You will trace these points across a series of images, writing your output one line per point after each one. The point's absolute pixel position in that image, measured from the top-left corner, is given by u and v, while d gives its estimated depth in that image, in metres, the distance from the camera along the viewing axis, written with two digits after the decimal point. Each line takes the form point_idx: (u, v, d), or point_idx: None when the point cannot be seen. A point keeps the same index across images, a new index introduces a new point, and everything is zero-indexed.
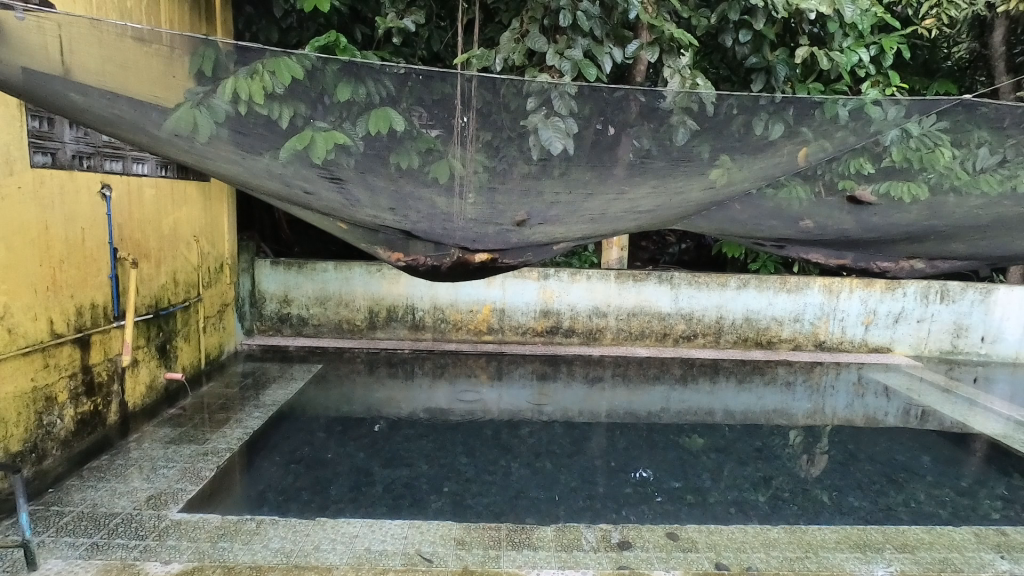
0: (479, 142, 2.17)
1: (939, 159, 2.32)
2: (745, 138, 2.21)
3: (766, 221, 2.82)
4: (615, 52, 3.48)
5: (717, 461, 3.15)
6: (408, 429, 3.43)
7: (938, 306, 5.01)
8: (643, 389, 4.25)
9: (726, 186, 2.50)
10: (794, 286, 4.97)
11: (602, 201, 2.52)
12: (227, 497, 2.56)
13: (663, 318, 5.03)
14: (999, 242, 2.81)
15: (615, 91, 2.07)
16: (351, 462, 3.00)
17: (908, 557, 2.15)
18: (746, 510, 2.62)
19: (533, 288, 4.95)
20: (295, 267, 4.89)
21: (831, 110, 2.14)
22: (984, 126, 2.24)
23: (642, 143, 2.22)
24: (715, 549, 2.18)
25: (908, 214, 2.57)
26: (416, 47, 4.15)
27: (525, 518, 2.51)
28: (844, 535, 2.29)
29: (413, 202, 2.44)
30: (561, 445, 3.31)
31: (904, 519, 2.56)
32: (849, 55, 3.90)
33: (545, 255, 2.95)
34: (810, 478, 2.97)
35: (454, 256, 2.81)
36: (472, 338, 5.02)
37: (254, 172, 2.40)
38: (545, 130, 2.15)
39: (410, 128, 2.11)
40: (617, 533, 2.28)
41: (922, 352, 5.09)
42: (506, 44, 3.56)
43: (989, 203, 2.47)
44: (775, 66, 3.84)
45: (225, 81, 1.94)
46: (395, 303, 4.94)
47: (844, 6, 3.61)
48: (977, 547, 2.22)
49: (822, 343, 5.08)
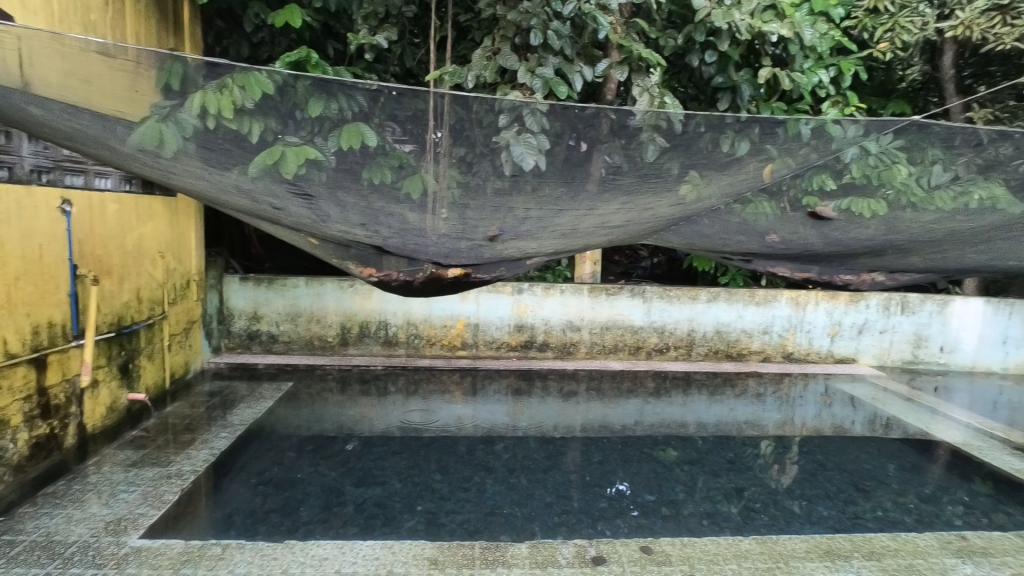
0: (452, 158, 2.18)
1: (896, 176, 2.39)
2: (712, 154, 2.28)
3: (733, 236, 2.91)
4: (586, 71, 3.57)
5: (691, 473, 3.17)
6: (381, 447, 3.38)
7: (899, 317, 5.16)
8: (617, 403, 4.27)
9: (693, 202, 2.56)
10: (762, 299, 5.09)
11: (572, 216, 2.56)
12: (191, 521, 2.48)
13: (636, 332, 5.08)
14: (951, 255, 2.95)
15: (586, 108, 2.09)
16: (321, 482, 2.94)
17: (875, 565, 2.19)
18: (719, 522, 2.64)
19: (507, 302, 4.96)
20: (265, 283, 4.81)
21: (794, 128, 2.22)
22: (937, 144, 2.31)
23: (613, 160, 2.26)
24: (688, 562, 2.18)
25: (867, 228, 2.66)
26: (388, 63, 4.17)
27: (500, 535, 2.49)
28: (813, 545, 2.32)
29: (384, 217, 2.43)
30: (535, 460, 3.30)
31: (872, 527, 2.61)
32: (810, 76, 4.04)
33: (518, 269, 2.98)
34: (781, 489, 3.01)
35: (427, 271, 2.82)
36: (446, 353, 4.99)
37: (221, 187, 2.37)
38: (517, 146, 2.15)
39: (383, 144, 2.10)
40: (592, 548, 2.27)
41: (885, 362, 5.23)
42: (477, 61, 3.56)
43: (943, 218, 2.57)
44: (740, 86, 3.99)
45: (192, 96, 1.90)
46: (367, 318, 4.89)
47: (803, 30, 3.73)
48: (940, 553, 2.27)
49: (790, 355, 5.18)
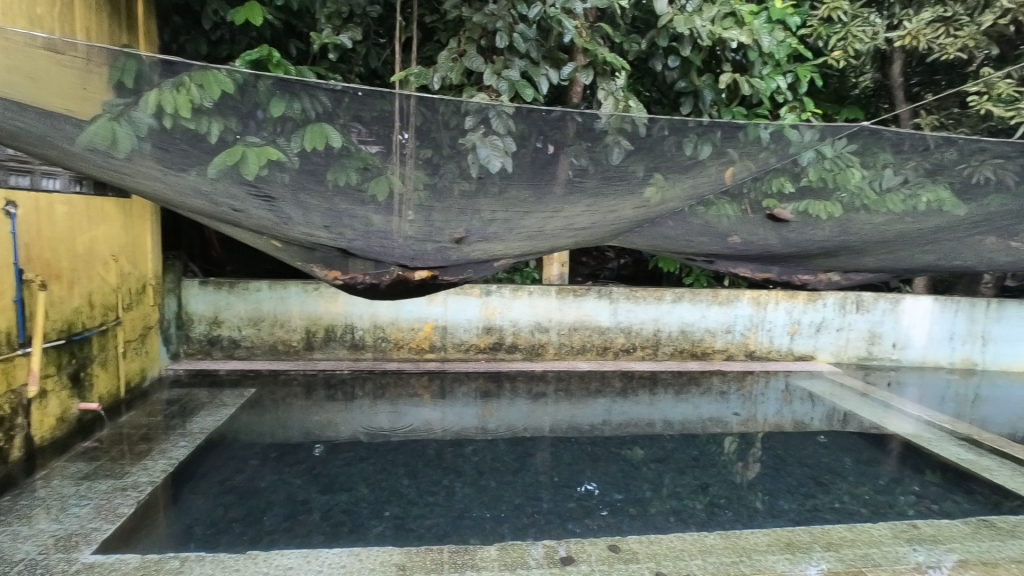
0: (419, 160, 2.17)
1: (850, 179, 2.47)
2: (675, 157, 2.33)
3: (697, 237, 2.97)
4: (551, 74, 3.59)
5: (657, 471, 3.22)
6: (347, 452, 3.33)
7: (854, 315, 5.35)
8: (585, 403, 4.30)
9: (658, 204, 2.61)
10: (725, 298, 5.20)
11: (538, 218, 2.58)
12: (149, 534, 2.39)
13: (603, 333, 5.13)
14: (901, 255, 3.09)
15: (552, 112, 2.10)
16: (286, 490, 2.87)
17: (834, 555, 2.26)
18: (684, 519, 2.69)
19: (475, 304, 4.95)
20: (226, 287, 4.68)
21: (754, 133, 2.27)
22: (888, 150, 2.39)
23: (580, 162, 2.28)
24: (655, 559, 2.21)
25: (822, 230, 2.75)
26: (353, 63, 4.12)
27: (469, 539, 2.47)
28: (774, 538, 2.38)
29: (349, 219, 2.40)
30: (504, 462, 3.29)
31: (830, 519, 2.70)
32: (768, 82, 4.15)
33: (485, 271, 2.99)
34: (744, 484, 3.08)
35: (395, 274, 2.80)
36: (414, 356, 4.95)
37: (177, 188, 2.31)
38: (483, 148, 2.14)
39: (348, 145, 2.07)
40: (562, 549, 2.28)
41: (841, 359, 5.42)
42: (443, 62, 3.54)
43: (893, 220, 2.68)
44: (702, 91, 4.08)
45: (147, 94, 1.85)
46: (333, 322, 4.81)
47: (762, 37, 3.84)
48: (893, 542, 2.36)
49: (752, 353, 5.32)
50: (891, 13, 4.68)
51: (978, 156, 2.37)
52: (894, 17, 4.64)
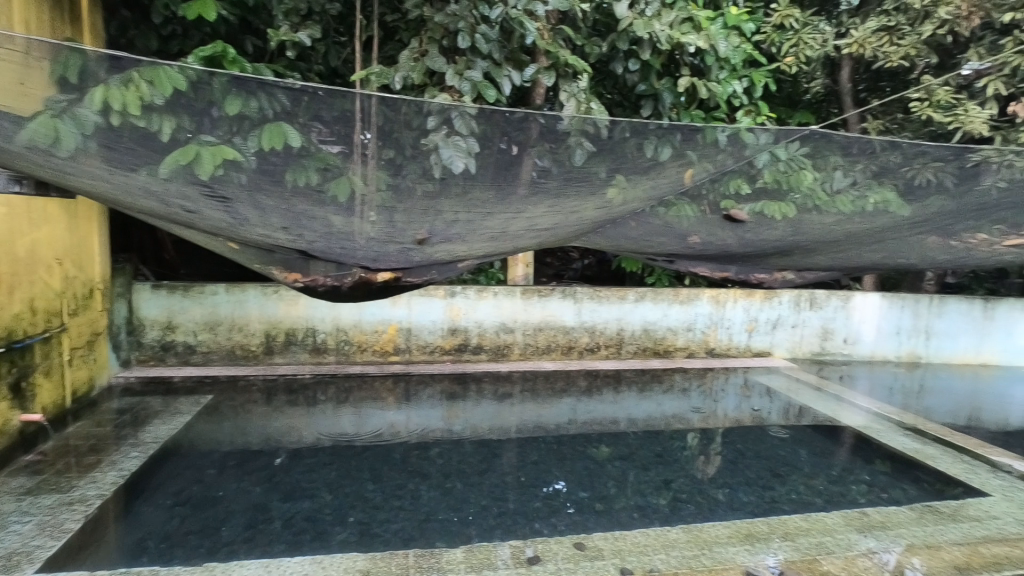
0: (381, 160, 2.15)
1: (803, 181, 2.57)
2: (636, 159, 2.37)
3: (658, 238, 3.03)
4: (514, 75, 3.60)
5: (621, 469, 3.26)
6: (309, 458, 3.26)
7: (808, 312, 5.54)
8: (551, 403, 4.33)
9: (619, 205, 2.65)
10: (685, 297, 5.32)
11: (502, 219, 2.59)
12: (98, 550, 2.29)
13: (568, 332, 5.18)
14: (850, 253, 3.22)
15: (515, 113, 2.11)
16: (245, 499, 2.79)
17: (791, 544, 2.33)
18: (648, 514, 2.74)
19: (439, 305, 4.92)
20: (180, 290, 4.53)
21: (712, 135, 2.34)
22: (838, 152, 2.49)
23: (543, 163, 2.30)
24: (620, 555, 2.24)
25: (776, 230, 2.85)
26: (312, 62, 4.04)
27: (435, 542, 2.45)
28: (735, 530, 2.44)
29: (308, 221, 2.35)
30: (470, 463, 3.28)
31: (787, 509, 2.79)
32: (725, 86, 4.27)
33: (449, 272, 2.99)
34: (705, 478, 3.16)
35: (356, 275, 2.76)
36: (378, 359, 4.89)
37: (125, 189, 2.22)
38: (446, 149, 2.13)
39: (307, 145, 2.03)
40: (528, 549, 2.29)
41: (797, 354, 5.60)
42: (404, 62, 3.52)
43: (843, 220, 2.79)
44: (661, 94, 4.16)
45: (93, 90, 1.76)
46: (294, 326, 4.71)
47: (718, 42, 3.94)
48: (846, 530, 2.46)
49: (712, 350, 5.45)
50: (840, 22, 4.88)
51: (920, 159, 2.49)
52: (842, 25, 4.83)
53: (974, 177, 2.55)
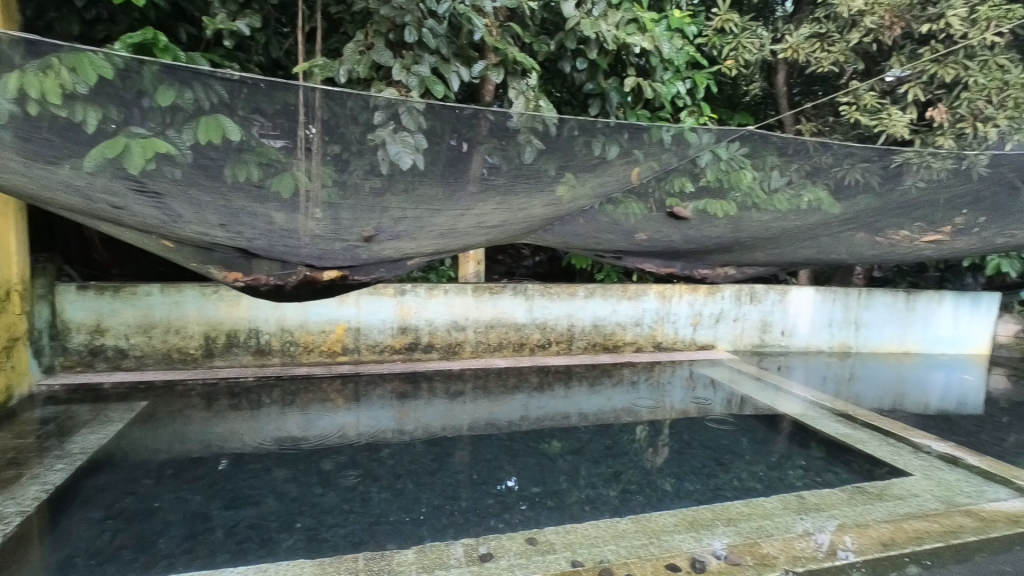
0: (326, 156, 2.09)
1: (742, 180, 2.67)
2: (584, 156, 2.40)
3: (605, 235, 3.09)
4: (462, 71, 3.57)
5: (573, 463, 3.30)
6: (253, 464, 3.14)
7: (748, 306, 5.78)
8: (503, 400, 4.34)
9: (568, 202, 2.68)
10: (633, 293, 5.44)
11: (450, 216, 2.58)
12: (19, 572, 2.13)
13: (519, 329, 5.20)
14: (785, 249, 3.38)
15: (464, 109, 2.10)
16: (184, 509, 2.67)
17: (733, 530, 2.42)
18: (599, 506, 2.79)
19: (388, 304, 4.85)
20: (109, 291, 4.27)
21: (657, 134, 2.39)
22: (775, 153, 2.59)
23: (493, 160, 2.30)
24: (571, 548, 2.26)
25: (717, 227, 2.96)
26: (252, 52, 3.88)
27: (386, 544, 2.42)
28: (681, 518, 2.52)
29: (247, 217, 2.27)
30: (422, 463, 3.25)
31: (730, 496, 2.90)
32: (669, 87, 4.38)
33: (398, 270, 2.94)
34: (653, 469, 3.25)
35: (301, 274, 2.68)
36: (326, 359, 4.77)
37: (44, 183, 2.07)
38: (393, 144, 2.09)
39: (247, 139, 1.95)
40: (481, 546, 2.28)
41: (738, 347, 5.83)
42: (349, 55, 3.43)
43: (779, 217, 2.93)
44: (608, 93, 4.24)
45: (6, 76, 1.61)
46: (235, 327, 4.54)
47: (662, 43, 4.04)
48: (784, 513, 2.58)
49: (659, 344, 5.59)
50: (776, 28, 5.09)
51: (849, 160, 2.63)
52: (778, 31, 5.04)
53: (897, 177, 2.71)
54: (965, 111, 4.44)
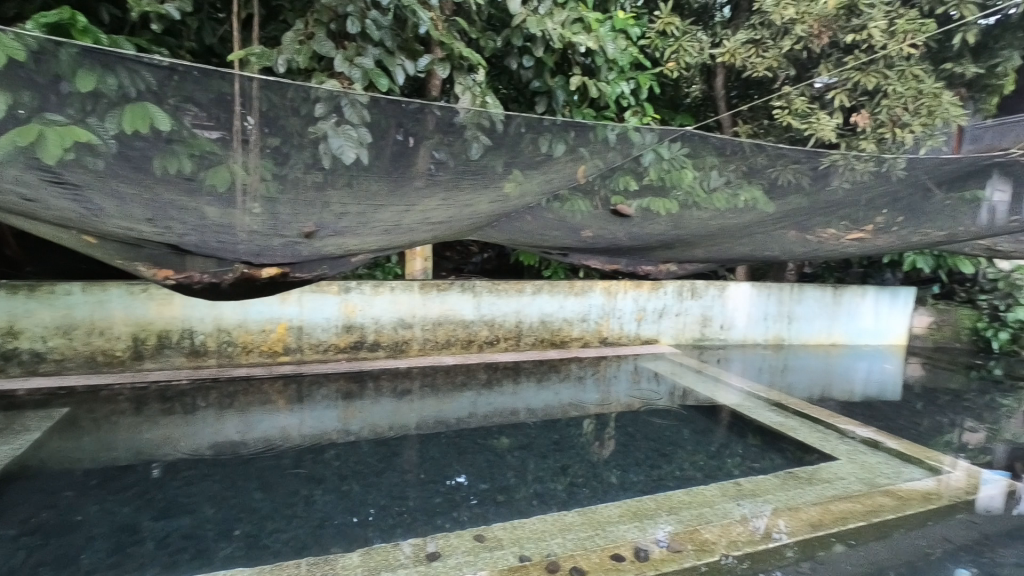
0: (265, 149, 2.01)
1: (683, 179, 2.75)
2: (531, 154, 2.41)
3: (551, 232, 3.12)
4: (407, 65, 3.51)
5: (521, 459, 3.32)
6: (187, 471, 3.00)
7: (689, 301, 5.97)
8: (451, 397, 4.32)
9: (514, 199, 2.70)
10: (580, 289, 5.52)
11: (395, 211, 2.54)
12: None
13: (467, 326, 5.18)
14: (722, 246, 3.53)
15: (410, 104, 2.05)
16: (111, 521, 2.51)
17: (675, 518, 2.50)
18: (546, 501, 2.82)
19: (333, 302, 4.73)
20: (24, 291, 3.95)
21: (602, 133, 2.43)
22: (714, 154, 2.68)
23: (439, 156, 2.28)
24: (518, 543, 2.28)
25: (659, 224, 3.05)
26: (183, 38, 3.68)
27: (330, 548, 2.36)
28: (625, 509, 2.58)
29: (178, 211, 2.16)
30: (368, 464, 3.19)
31: (672, 485, 2.99)
32: (614, 86, 4.46)
33: (341, 268, 2.89)
34: (599, 461, 3.31)
35: (238, 272, 2.58)
36: (266, 360, 4.61)
37: None
38: (336, 138, 2.04)
39: (178, 129, 1.84)
40: (429, 545, 2.26)
41: (680, 341, 6.02)
42: (288, 44, 3.30)
43: (717, 215, 3.05)
44: (554, 91, 4.28)
45: None
46: (168, 327, 4.32)
47: (606, 44, 4.10)
48: (723, 500, 2.68)
49: (605, 339, 5.71)
50: (714, 32, 5.27)
51: (781, 161, 2.75)
52: (716, 36, 5.21)
53: (825, 178, 2.86)
54: (885, 117, 4.74)
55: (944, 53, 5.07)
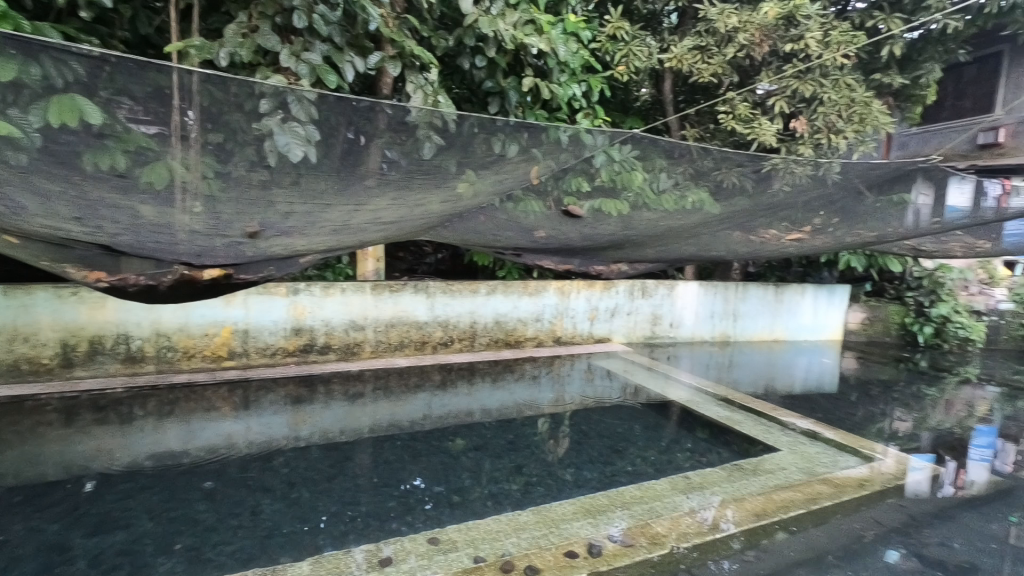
0: (206, 145, 1.93)
1: (634, 180, 2.81)
2: (484, 155, 2.41)
3: (504, 232, 3.13)
4: (356, 61, 3.45)
5: (475, 459, 3.31)
6: (124, 484, 2.84)
7: (640, 300, 6.11)
8: (405, 399, 4.26)
9: (466, 199, 2.69)
10: (533, 289, 5.55)
11: (344, 211, 2.49)
12: None
13: (421, 327, 5.13)
14: (670, 246, 3.63)
15: (360, 102, 2.01)
16: (38, 540, 2.35)
17: (628, 513, 2.55)
18: (501, 501, 2.82)
19: (280, 304, 4.60)
20: None
21: (555, 134, 2.45)
22: (663, 156, 2.75)
23: (391, 155, 2.25)
24: (473, 544, 2.27)
25: (610, 224, 3.10)
26: (116, 26, 3.48)
27: (279, 557, 2.28)
28: (579, 506, 2.61)
29: (110, 210, 2.05)
30: (319, 470, 3.11)
31: (624, 481, 3.05)
32: (566, 88, 4.51)
33: (289, 269, 2.81)
34: (554, 460, 3.34)
35: (177, 273, 2.48)
36: (210, 365, 4.43)
37: None
38: (282, 135, 1.97)
39: (110, 124, 1.74)
40: (384, 550, 2.22)
41: (632, 339, 6.14)
42: (230, 37, 3.17)
43: (666, 216, 3.13)
44: (507, 92, 4.30)
45: None
46: (101, 333, 4.08)
47: (558, 46, 4.14)
48: (672, 493, 2.75)
49: (559, 339, 5.77)
50: (662, 38, 5.41)
51: (725, 164, 2.84)
52: (664, 41, 5.35)
53: (767, 181, 2.98)
54: (821, 123, 4.98)
55: (874, 64, 5.38)
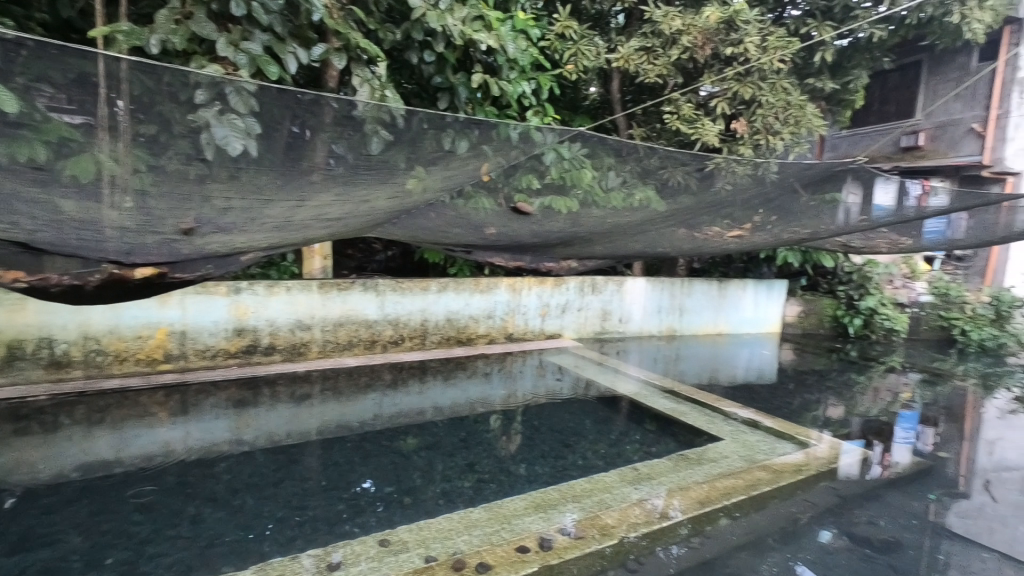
0: (136, 138, 1.82)
1: (582, 178, 2.85)
2: (433, 151, 2.39)
3: (453, 229, 3.12)
4: (299, 53, 3.34)
5: (427, 458, 3.28)
6: (49, 498, 2.66)
7: (590, 296, 6.20)
8: (354, 399, 4.18)
9: (414, 196, 2.66)
10: (485, 287, 5.55)
11: (286, 207, 2.42)
12: None
13: (370, 326, 5.04)
14: (617, 244, 3.71)
15: (305, 94, 1.92)
16: None
17: (579, 506, 2.59)
18: (453, 499, 2.81)
19: (221, 304, 4.42)
20: None
21: (505, 132, 2.42)
22: (611, 156, 2.77)
23: (337, 150, 2.20)
24: (425, 544, 2.25)
25: (559, 221, 3.14)
26: (32, 7, 3.24)
27: (221, 567, 2.19)
28: (531, 502, 2.63)
29: (28, 205, 1.91)
30: (264, 474, 3.01)
31: (575, 474, 3.10)
32: (516, 86, 4.51)
33: (229, 267, 2.71)
34: (507, 456, 3.36)
35: (106, 272, 2.36)
36: (144, 369, 4.20)
37: None
38: (219, 127, 1.89)
39: (26, 113, 1.62)
40: (333, 554, 2.17)
41: (582, 334, 6.23)
42: (162, 23, 3.00)
43: (613, 213, 3.19)
44: (456, 88, 4.27)
45: None
46: (20, 336, 3.81)
47: (507, 43, 4.13)
48: (621, 485, 2.81)
49: (510, 335, 5.79)
50: (610, 38, 5.50)
51: (671, 163, 2.91)
52: (612, 41, 5.44)
53: (710, 179, 3.07)
54: (760, 125, 5.19)
55: (808, 69, 5.65)
